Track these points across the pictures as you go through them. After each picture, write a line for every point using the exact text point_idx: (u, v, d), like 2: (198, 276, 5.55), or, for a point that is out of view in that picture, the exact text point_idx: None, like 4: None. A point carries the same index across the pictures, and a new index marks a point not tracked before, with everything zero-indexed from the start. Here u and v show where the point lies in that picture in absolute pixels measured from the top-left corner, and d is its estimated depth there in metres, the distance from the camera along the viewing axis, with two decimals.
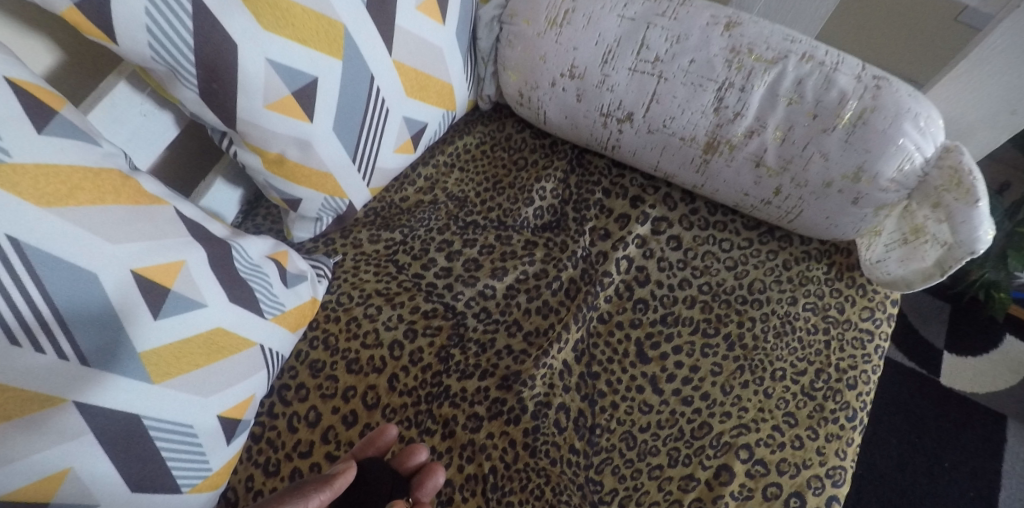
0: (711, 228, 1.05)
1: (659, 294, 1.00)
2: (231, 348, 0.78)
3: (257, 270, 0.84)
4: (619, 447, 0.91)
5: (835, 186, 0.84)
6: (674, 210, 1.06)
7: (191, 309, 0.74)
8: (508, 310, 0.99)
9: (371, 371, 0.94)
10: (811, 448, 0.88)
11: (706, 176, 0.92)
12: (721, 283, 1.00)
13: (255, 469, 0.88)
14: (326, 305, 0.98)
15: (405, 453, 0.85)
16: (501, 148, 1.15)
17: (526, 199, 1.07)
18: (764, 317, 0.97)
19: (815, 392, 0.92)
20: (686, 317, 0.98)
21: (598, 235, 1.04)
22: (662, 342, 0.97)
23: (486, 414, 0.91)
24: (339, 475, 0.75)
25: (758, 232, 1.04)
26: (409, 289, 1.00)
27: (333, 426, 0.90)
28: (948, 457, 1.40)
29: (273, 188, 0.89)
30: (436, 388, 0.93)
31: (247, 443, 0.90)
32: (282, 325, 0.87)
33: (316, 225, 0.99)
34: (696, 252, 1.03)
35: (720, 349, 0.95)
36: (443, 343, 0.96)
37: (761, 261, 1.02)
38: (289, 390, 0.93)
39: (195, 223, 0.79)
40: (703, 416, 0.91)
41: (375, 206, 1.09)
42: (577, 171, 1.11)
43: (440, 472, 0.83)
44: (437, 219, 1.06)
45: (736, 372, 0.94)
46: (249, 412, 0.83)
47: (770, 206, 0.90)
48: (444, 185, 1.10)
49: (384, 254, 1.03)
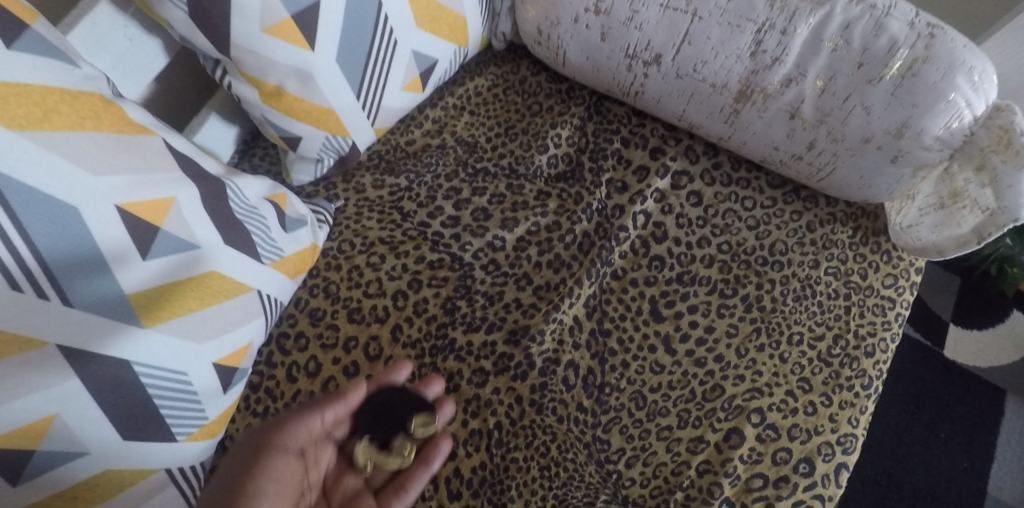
0: (733, 185, 0.99)
1: (676, 251, 0.95)
2: (226, 293, 0.74)
3: (253, 212, 0.80)
4: (628, 407, 0.88)
5: (874, 141, 0.79)
6: (696, 163, 1.01)
7: (182, 250, 0.70)
8: (518, 263, 0.95)
9: (373, 321, 0.90)
10: (824, 415, 0.85)
11: (734, 128, 0.87)
12: (742, 242, 0.96)
13: (253, 417, 0.85)
14: (327, 252, 0.94)
15: (415, 384, 0.81)
16: (514, 92, 1.08)
17: (540, 146, 1.01)
18: (784, 280, 0.93)
19: (832, 358, 0.88)
20: (704, 277, 0.94)
21: (615, 187, 0.99)
22: (677, 301, 0.92)
23: (492, 369, 0.88)
24: (349, 389, 0.75)
25: (783, 191, 0.99)
26: (414, 238, 0.95)
27: (334, 377, 0.87)
28: (946, 428, 1.38)
29: (272, 126, 0.84)
30: (441, 341, 0.89)
31: (245, 390, 0.87)
32: (281, 272, 0.83)
33: (317, 167, 0.95)
34: (716, 209, 0.98)
35: (737, 310, 0.91)
36: (449, 295, 0.92)
37: (784, 221, 0.97)
38: (288, 339, 0.89)
39: (187, 158, 0.73)
40: (716, 378, 0.88)
41: (380, 149, 1.03)
42: (594, 119, 1.05)
43: (451, 403, 0.80)
44: (445, 164, 1.01)
45: (753, 334, 0.90)
46: (246, 360, 0.79)
47: (801, 162, 0.85)
48: (453, 129, 1.04)
49: (388, 201, 0.98)
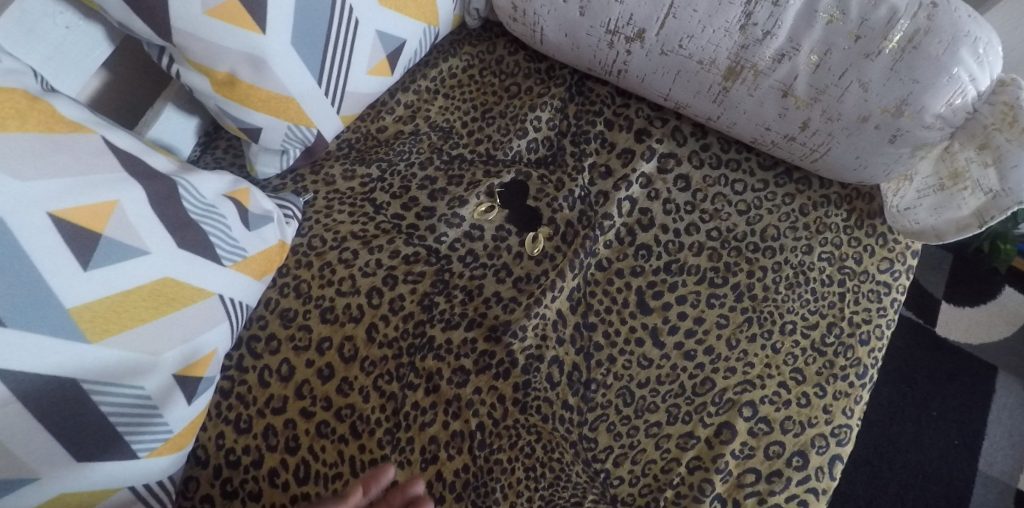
0: (723, 167, 0.94)
1: (664, 239, 0.91)
2: (182, 300, 0.70)
3: (209, 210, 0.75)
4: (615, 403, 0.84)
5: (871, 120, 0.74)
6: (683, 145, 0.95)
7: (129, 257, 0.65)
8: (497, 253, 0.90)
9: (347, 321, 0.85)
10: (818, 406, 0.81)
11: (723, 107, 0.82)
12: (732, 228, 0.91)
13: (225, 426, 0.81)
14: (296, 249, 0.89)
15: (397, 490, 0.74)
16: (491, 73, 1.02)
17: (519, 129, 0.96)
18: (777, 267, 0.88)
19: (826, 347, 0.84)
20: (693, 265, 0.89)
21: (598, 172, 0.94)
22: (665, 292, 0.88)
23: (473, 368, 0.84)
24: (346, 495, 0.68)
25: (775, 172, 0.93)
26: (387, 232, 0.90)
27: (308, 381, 0.83)
28: (937, 406, 1.36)
29: (228, 117, 0.78)
30: (419, 340, 0.85)
31: (215, 397, 0.83)
32: (244, 273, 0.78)
33: (282, 158, 0.90)
34: (705, 193, 0.93)
35: (728, 299, 0.87)
36: (426, 291, 0.87)
37: (777, 205, 0.91)
38: (259, 342, 0.85)
39: (130, 156, 0.68)
40: (706, 371, 0.84)
41: (350, 137, 0.98)
42: (576, 100, 0.99)
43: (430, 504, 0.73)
44: (419, 151, 0.96)
45: (744, 324, 0.85)
46: (211, 369, 0.75)
47: (794, 143, 0.81)
48: (427, 114, 0.99)
49: (359, 192, 0.93)
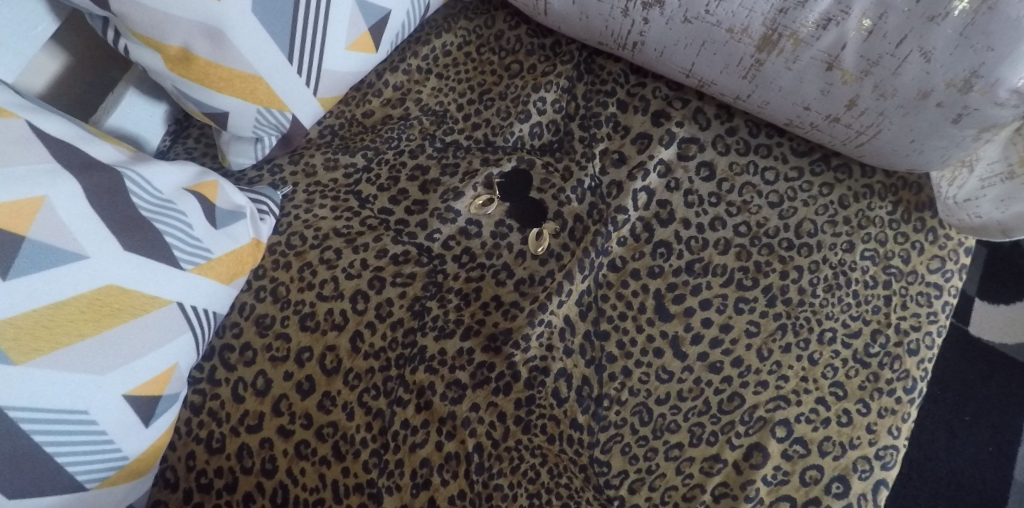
0: (752, 153, 0.83)
1: (685, 236, 0.80)
2: (131, 310, 0.61)
3: (166, 206, 0.66)
4: (631, 422, 0.74)
5: (933, 97, 0.63)
6: (707, 129, 0.84)
7: (63, 262, 0.56)
8: (496, 252, 0.81)
9: (329, 329, 0.76)
10: (861, 425, 0.71)
11: (756, 83, 0.71)
12: (763, 223, 0.80)
13: (196, 445, 0.74)
14: (274, 249, 0.80)
15: None
16: (490, 50, 0.92)
17: (521, 112, 0.86)
18: (814, 267, 0.77)
19: (869, 358, 0.74)
20: (719, 265, 0.79)
21: (610, 160, 0.84)
22: (687, 295, 0.78)
23: (469, 382, 0.74)
24: None
25: (810, 159, 0.82)
26: (374, 228, 0.81)
27: (286, 395, 0.74)
28: (970, 411, 1.24)
29: (189, 100, 0.70)
30: (409, 350, 0.76)
31: (185, 414, 0.75)
32: (209, 277, 0.69)
33: (257, 147, 0.81)
34: (732, 183, 0.82)
35: (759, 304, 0.77)
36: (417, 295, 0.78)
37: (813, 196, 0.80)
38: (233, 352, 0.76)
39: (67, 145, 0.60)
40: (734, 386, 0.74)
41: (333, 123, 0.88)
42: (585, 79, 0.88)
43: None
44: (410, 137, 0.87)
45: (777, 333, 0.75)
46: (172, 385, 0.67)
47: (838, 124, 0.70)
48: (418, 96, 0.89)
49: (342, 185, 0.84)
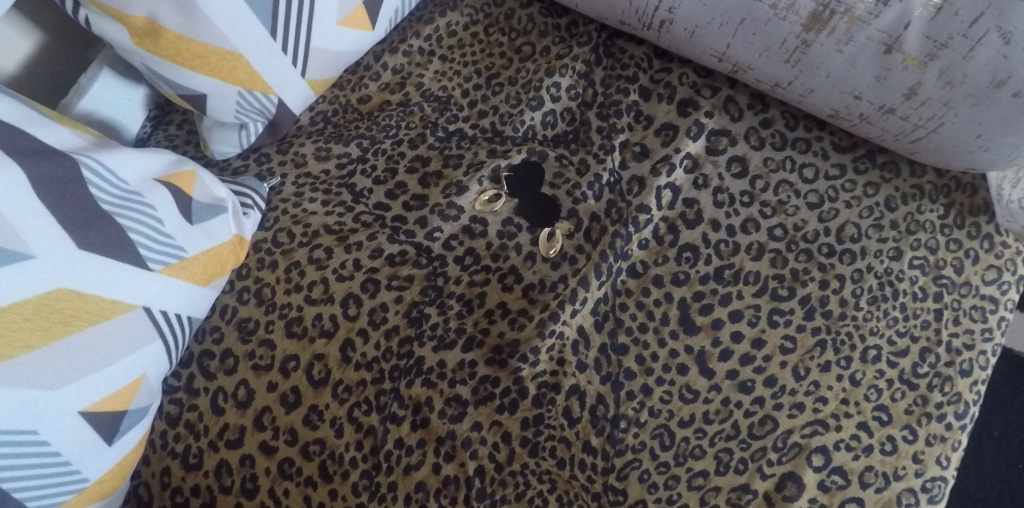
0: (789, 147, 0.74)
1: (714, 238, 0.72)
2: (88, 316, 0.54)
3: (132, 199, 0.59)
4: (650, 446, 0.65)
5: (1010, 85, 0.55)
6: (739, 121, 0.75)
7: (6, 264, 0.49)
8: (503, 254, 0.73)
9: (318, 336, 0.69)
10: (907, 454, 0.63)
11: (800, 68, 0.63)
12: (801, 225, 0.71)
13: (171, 460, 0.67)
14: (259, 246, 0.72)
15: None
16: (499, 30, 0.83)
17: (532, 99, 0.78)
18: (857, 276, 0.69)
19: (918, 380, 0.66)
20: (751, 272, 0.70)
21: (631, 152, 0.76)
22: (716, 306, 0.69)
23: (471, 398, 0.66)
24: None
25: (854, 155, 0.74)
26: (368, 225, 0.73)
27: (269, 408, 0.67)
28: (1000, 425, 1.02)
29: (162, 80, 0.63)
30: (405, 362, 0.68)
31: (161, 426, 0.68)
32: (182, 278, 0.62)
33: (241, 135, 0.74)
34: (767, 181, 0.73)
35: (795, 316, 0.68)
36: (414, 300, 0.70)
37: (856, 196, 0.72)
38: (213, 359, 0.70)
39: (14, 129, 0.53)
40: (766, 408, 0.65)
41: (325, 109, 0.81)
42: (604, 63, 0.80)
43: None
44: (409, 125, 0.79)
45: (815, 350, 0.67)
46: (139, 398, 0.61)
47: (893, 116, 0.62)
48: (419, 80, 0.81)
49: (335, 176, 0.76)
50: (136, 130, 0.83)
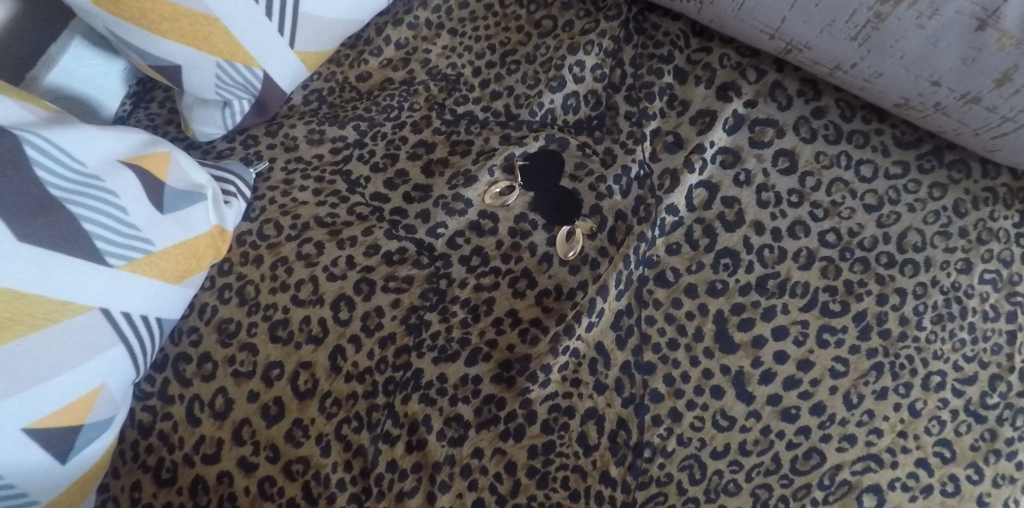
0: (844, 141, 0.65)
1: (756, 243, 0.63)
2: (28, 319, 0.47)
3: (90, 183, 0.52)
4: (678, 479, 0.56)
5: None
6: (788, 109, 0.66)
7: None
8: (515, 255, 0.65)
9: (305, 342, 0.61)
10: (971, 496, 0.54)
11: (868, 47, 0.55)
12: (856, 230, 0.62)
13: (143, 474, 0.60)
14: (243, 239, 0.65)
15: None
16: (516, 1, 0.75)
17: (552, 79, 0.70)
18: (921, 290, 0.60)
19: (986, 412, 0.57)
20: (798, 283, 0.61)
21: (662, 142, 0.67)
22: (757, 321, 0.60)
23: (473, 419, 0.58)
24: None
25: (918, 152, 0.64)
26: (364, 218, 0.65)
27: (249, 421, 0.60)
28: None
29: (129, 47, 0.56)
30: (401, 374, 0.60)
31: (132, 435, 0.61)
32: (149, 275, 0.55)
33: (225, 113, 0.66)
34: (819, 179, 0.64)
35: (849, 335, 0.59)
36: (413, 305, 0.62)
37: (921, 198, 0.63)
38: (189, 364, 0.62)
39: None
40: (813, 439, 0.56)
41: (321, 87, 0.73)
42: (634, 40, 0.72)
43: None
44: (413, 106, 0.71)
45: (871, 375, 0.58)
46: (97, 411, 0.54)
47: (976, 106, 0.54)
48: (425, 56, 0.73)
49: (328, 162, 0.68)
50: (115, 107, 0.75)
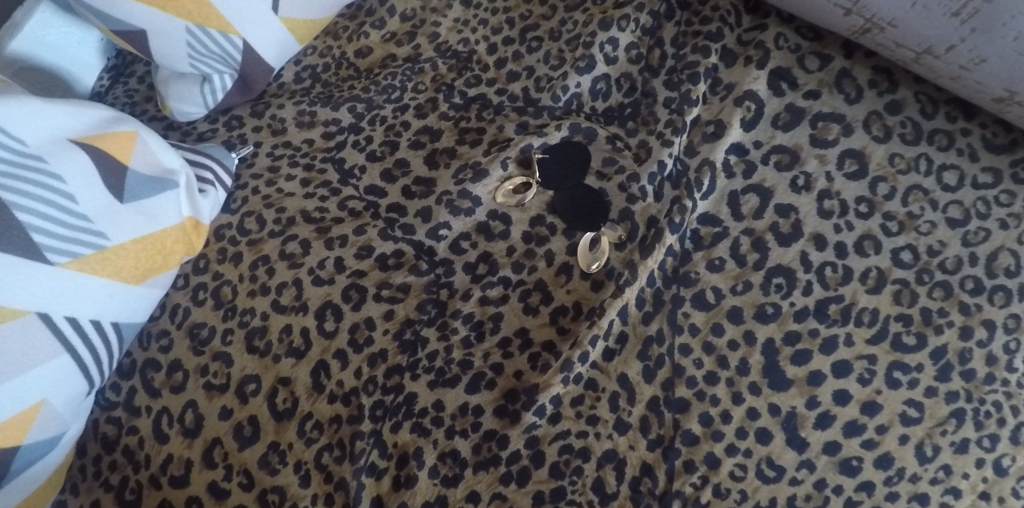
0: (924, 142, 0.55)
1: (816, 259, 0.53)
2: None
3: (28, 165, 0.45)
4: None
5: None
6: (857, 102, 0.57)
7: None
8: (529, 262, 0.56)
9: (285, 355, 0.53)
10: None
11: (972, 26, 0.45)
12: (937, 249, 0.52)
13: (103, 494, 0.53)
14: (222, 233, 0.57)
15: None
16: None
17: (580, 59, 0.61)
18: (1013, 324, 0.50)
19: None
20: (866, 310, 0.51)
21: (704, 136, 0.58)
22: (814, 353, 0.51)
23: (472, 456, 0.50)
24: None
25: (1012, 157, 0.54)
26: (357, 215, 0.57)
27: (219, 442, 0.52)
28: None
29: (90, 11, 0.51)
30: (392, 398, 0.51)
31: (94, 450, 0.54)
32: (102, 274, 0.47)
33: (205, 90, 0.58)
34: (894, 185, 0.54)
35: (926, 373, 0.49)
36: (409, 317, 0.54)
37: (1015, 213, 0.53)
38: (157, 372, 0.54)
39: None
40: (877, 498, 0.47)
41: (314, 63, 0.65)
42: (676, 16, 0.63)
43: None
44: (418, 87, 0.62)
45: (950, 423, 0.48)
46: (39, 431, 0.46)
47: None
48: (434, 30, 0.65)
49: (319, 148, 0.60)
50: (91, 82, 0.68)
